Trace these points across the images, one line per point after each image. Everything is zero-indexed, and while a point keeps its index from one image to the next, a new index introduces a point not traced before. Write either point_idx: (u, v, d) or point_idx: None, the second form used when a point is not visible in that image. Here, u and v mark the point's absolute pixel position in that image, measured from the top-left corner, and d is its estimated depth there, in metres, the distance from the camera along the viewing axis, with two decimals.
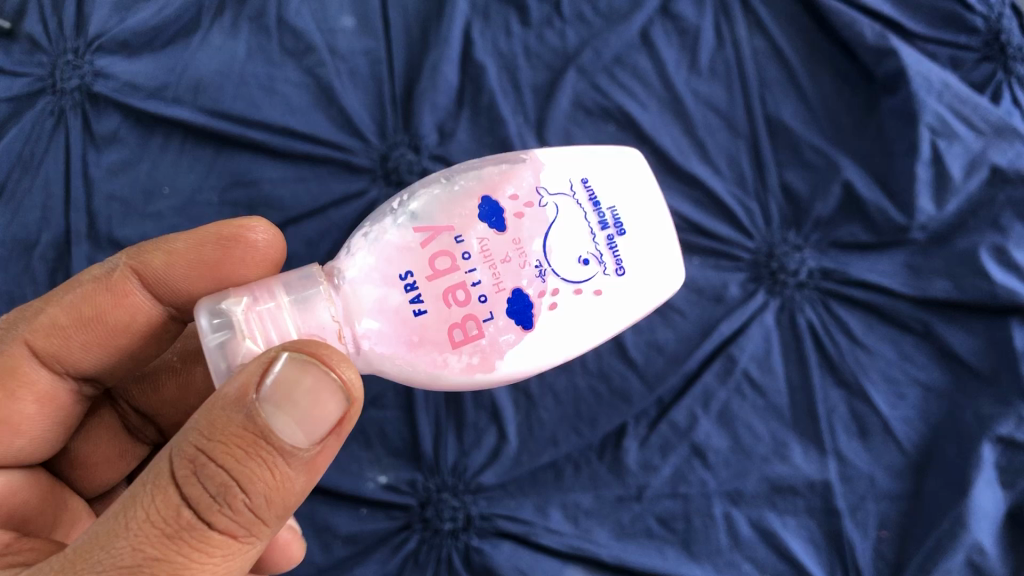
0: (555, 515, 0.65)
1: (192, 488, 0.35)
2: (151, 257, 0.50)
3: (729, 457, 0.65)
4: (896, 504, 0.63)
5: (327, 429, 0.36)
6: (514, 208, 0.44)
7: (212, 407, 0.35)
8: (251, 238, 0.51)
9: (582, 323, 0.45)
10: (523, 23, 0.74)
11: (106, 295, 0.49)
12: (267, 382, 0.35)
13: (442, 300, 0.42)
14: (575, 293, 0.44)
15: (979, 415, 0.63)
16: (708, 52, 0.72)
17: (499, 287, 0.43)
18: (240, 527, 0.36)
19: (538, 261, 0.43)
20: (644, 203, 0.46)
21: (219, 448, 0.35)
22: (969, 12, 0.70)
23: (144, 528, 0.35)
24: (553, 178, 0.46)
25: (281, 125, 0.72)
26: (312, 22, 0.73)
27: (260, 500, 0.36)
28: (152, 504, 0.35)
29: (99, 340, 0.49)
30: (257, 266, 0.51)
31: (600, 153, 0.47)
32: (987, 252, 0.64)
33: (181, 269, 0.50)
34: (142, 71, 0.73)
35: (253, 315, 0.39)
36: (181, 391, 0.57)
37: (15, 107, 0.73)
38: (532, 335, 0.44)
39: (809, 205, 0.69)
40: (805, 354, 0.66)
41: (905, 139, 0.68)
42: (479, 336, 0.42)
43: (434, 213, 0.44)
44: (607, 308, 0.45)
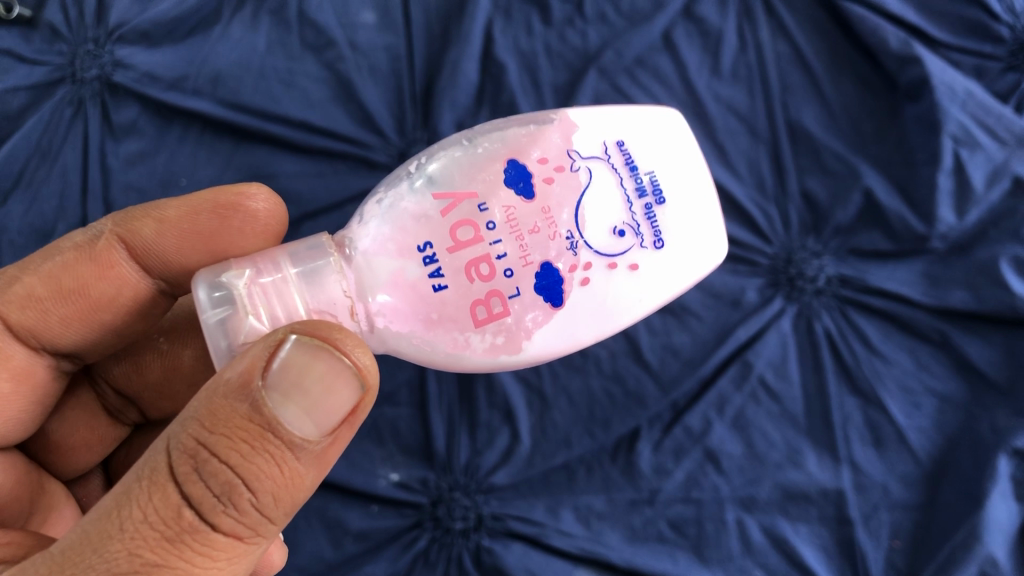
0: (567, 517, 0.64)
1: (194, 486, 0.34)
2: (140, 225, 0.49)
3: (742, 464, 0.65)
4: (910, 514, 0.63)
5: (339, 420, 0.36)
6: (543, 173, 0.43)
7: (212, 395, 0.35)
8: (250, 207, 0.51)
9: (616, 299, 0.43)
10: (545, 22, 0.73)
11: (89, 265, 0.48)
12: (274, 367, 0.35)
13: (467, 273, 0.40)
14: (609, 267, 0.42)
15: (995, 428, 0.62)
16: (730, 55, 0.72)
17: (526, 260, 0.41)
18: (246, 527, 0.36)
19: (570, 233, 0.42)
20: (684, 168, 0.44)
21: (223, 442, 0.34)
22: (995, 21, 0.69)
23: (141, 530, 0.34)
24: (585, 141, 0.44)
25: (301, 120, 0.72)
26: (333, 16, 0.73)
27: (267, 499, 0.35)
28: (151, 503, 0.34)
29: (79, 315, 0.48)
30: (256, 235, 0.51)
31: (638, 112, 0.45)
32: (1007, 264, 0.64)
33: (172, 237, 0.49)
34: (162, 62, 0.73)
35: (256, 288, 0.38)
36: (166, 374, 0.56)
37: (34, 96, 0.73)
38: (563, 312, 0.42)
39: (829, 212, 0.68)
40: (822, 362, 0.66)
41: (927, 148, 0.67)
42: (503, 314, 0.41)
43: (453, 178, 0.43)
44: (644, 284, 0.43)
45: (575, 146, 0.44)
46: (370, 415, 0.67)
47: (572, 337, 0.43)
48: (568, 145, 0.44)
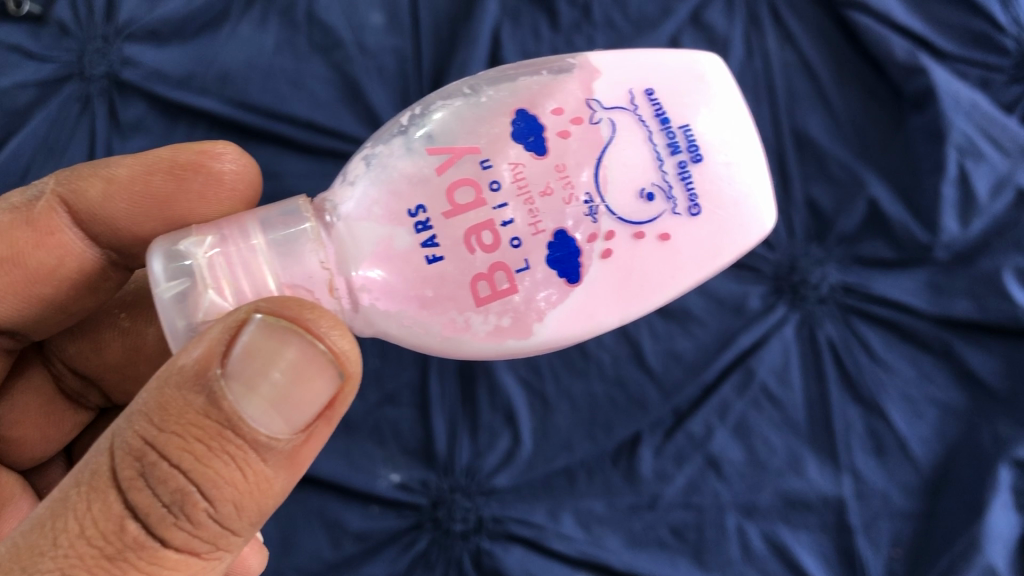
0: (567, 521, 0.64)
1: (140, 494, 0.33)
2: (87, 185, 0.47)
3: (744, 470, 0.65)
4: (911, 523, 0.63)
5: (312, 417, 0.34)
6: (558, 126, 0.39)
7: (162, 388, 0.33)
8: (214, 168, 0.49)
9: (645, 274, 0.40)
10: (553, 26, 0.74)
11: (26, 231, 0.46)
12: (235, 352, 0.33)
13: (465, 243, 0.37)
14: (636, 236, 0.39)
15: (997, 438, 0.62)
16: (737, 63, 0.72)
17: (537, 228, 0.38)
18: (202, 542, 0.34)
19: (588, 196, 0.38)
20: (726, 122, 0.40)
21: (172, 443, 0.32)
22: (1001, 33, 0.69)
23: (77, 547, 0.32)
24: (609, 91, 0.40)
25: (308, 120, 0.72)
26: (342, 17, 0.73)
27: (226, 509, 0.33)
28: (90, 514, 0.32)
29: (17, 287, 0.46)
30: (218, 202, 0.50)
31: (668, 60, 0.42)
32: (1010, 275, 0.64)
33: (123, 200, 0.47)
34: (171, 60, 0.73)
35: (216, 258, 0.36)
36: (127, 354, 0.55)
37: (41, 92, 0.73)
38: (580, 289, 0.39)
39: (833, 220, 0.69)
40: (824, 370, 0.66)
41: (931, 157, 0.67)
42: (510, 291, 0.38)
43: (454, 133, 0.39)
44: (677, 254, 0.40)
45: (596, 95, 0.40)
46: (371, 417, 0.68)
47: (591, 316, 0.40)
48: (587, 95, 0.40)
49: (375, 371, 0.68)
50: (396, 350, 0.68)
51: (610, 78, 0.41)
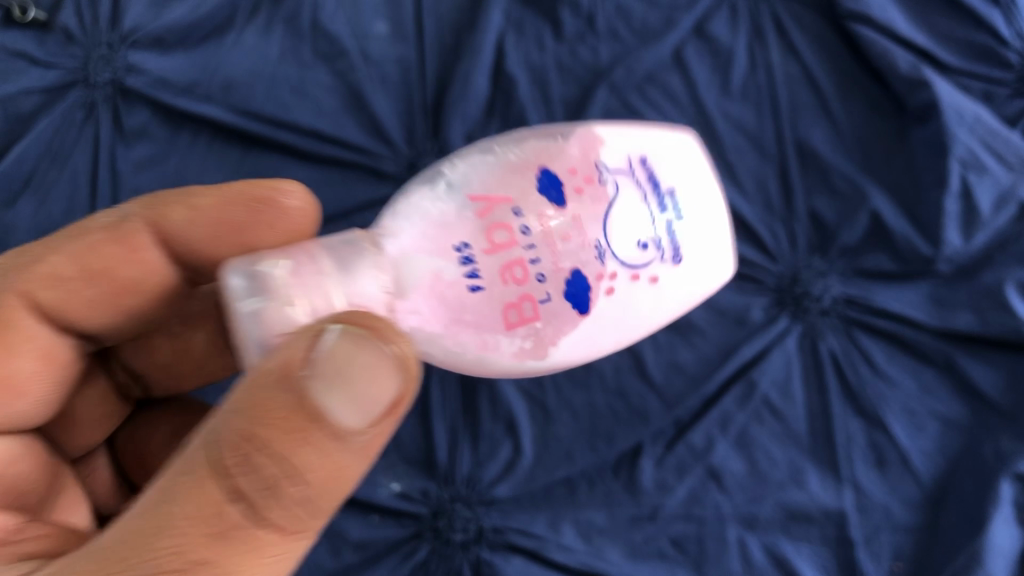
0: (568, 532, 0.64)
1: (237, 483, 0.33)
2: (169, 210, 0.47)
3: (745, 482, 0.64)
4: (912, 536, 0.63)
5: (388, 412, 0.34)
6: (573, 182, 0.42)
7: (251, 388, 0.33)
8: (283, 203, 0.48)
9: (632, 309, 0.44)
10: (556, 37, 0.74)
11: (113, 247, 0.46)
12: (316, 356, 0.33)
13: (501, 278, 0.39)
14: (631, 279, 0.43)
15: (999, 451, 0.62)
16: (741, 75, 0.72)
17: (559, 267, 0.40)
18: (293, 523, 0.34)
19: (598, 242, 0.41)
20: (699, 190, 0.45)
21: (264, 438, 0.32)
22: (1004, 47, 0.69)
23: (185, 529, 0.32)
24: (610, 155, 0.44)
25: (311, 128, 0.72)
26: (346, 27, 0.74)
27: (314, 495, 0.34)
28: (192, 502, 0.33)
29: (106, 299, 0.46)
30: (285, 234, 0.48)
31: (650, 133, 0.46)
32: (1012, 288, 0.64)
33: (201, 228, 0.48)
34: (176, 67, 0.73)
35: (293, 279, 0.35)
36: (176, 355, 0.55)
37: (46, 98, 0.74)
38: (587, 321, 0.42)
39: (835, 232, 0.69)
40: (826, 382, 0.66)
41: (934, 170, 0.67)
42: (534, 318, 0.40)
43: (483, 181, 0.42)
44: (659, 295, 0.44)
45: (602, 159, 0.43)
46: None
47: (588, 346, 0.44)
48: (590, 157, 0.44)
49: None
50: None
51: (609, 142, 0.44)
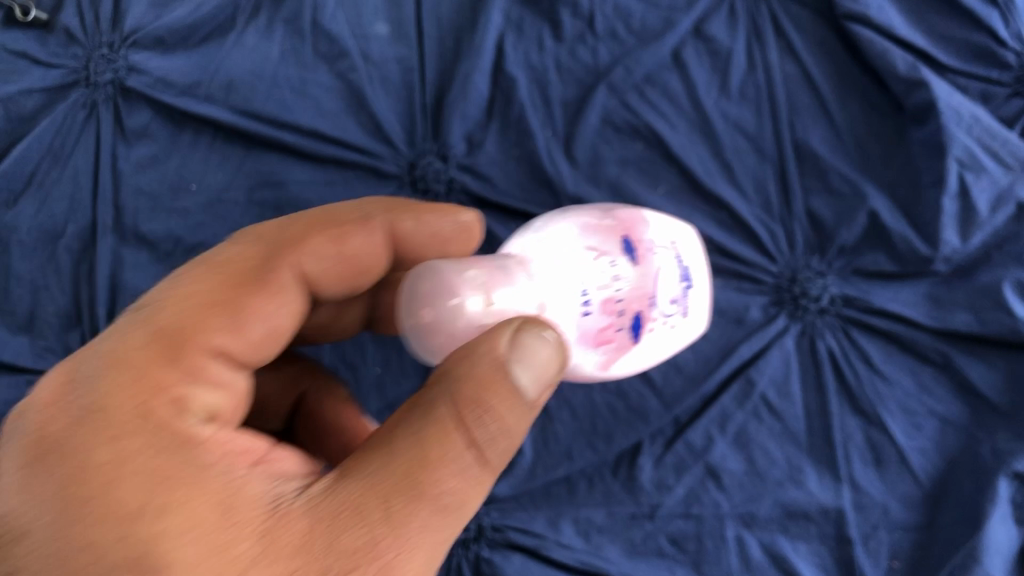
0: (568, 530, 0.64)
1: (467, 437, 0.39)
2: (400, 218, 0.52)
3: (743, 480, 0.65)
4: (909, 535, 0.63)
5: (554, 381, 0.41)
6: (642, 246, 0.54)
7: (468, 366, 0.39)
8: (466, 221, 0.54)
9: (660, 344, 0.56)
10: (555, 37, 0.74)
11: (358, 236, 0.50)
12: (513, 342, 0.40)
13: (603, 308, 0.50)
14: (667, 322, 0.55)
15: (996, 450, 0.63)
16: (739, 75, 0.73)
17: (633, 306, 0.51)
18: (495, 473, 0.40)
19: (653, 295, 0.53)
20: (696, 266, 0.58)
21: (482, 402, 0.39)
22: (1002, 47, 0.69)
23: (430, 473, 0.38)
24: (658, 233, 0.56)
25: (312, 128, 0.72)
26: (347, 27, 0.74)
27: (509, 449, 0.40)
28: (435, 450, 0.38)
29: (342, 273, 0.49)
30: (463, 247, 0.54)
31: (668, 222, 0.59)
32: (1009, 287, 0.65)
33: (418, 235, 0.52)
34: (176, 68, 0.74)
35: (483, 281, 0.43)
36: (331, 318, 0.56)
37: (48, 98, 0.74)
38: (636, 349, 0.53)
39: (833, 232, 0.69)
40: (824, 380, 0.66)
41: (932, 170, 0.68)
42: (612, 339, 0.51)
43: (582, 236, 0.52)
44: (675, 336, 0.57)
45: (653, 236, 0.56)
46: None
47: (625, 368, 0.55)
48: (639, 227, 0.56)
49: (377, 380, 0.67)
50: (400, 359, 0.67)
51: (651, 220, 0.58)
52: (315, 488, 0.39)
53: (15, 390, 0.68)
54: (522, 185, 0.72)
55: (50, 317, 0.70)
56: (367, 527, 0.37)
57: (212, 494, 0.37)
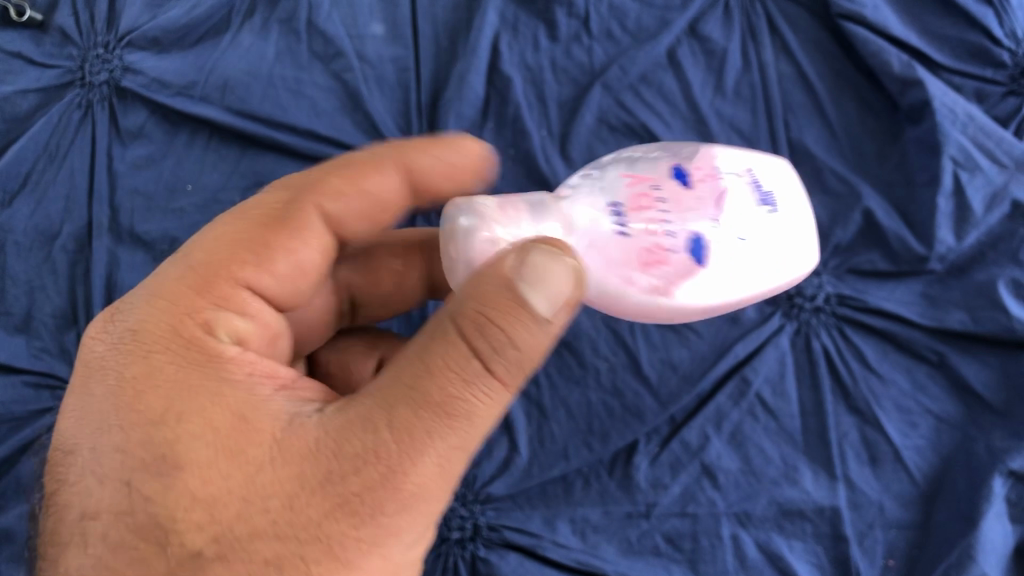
0: (564, 529, 0.64)
1: (476, 350, 0.39)
2: (409, 154, 0.50)
3: (739, 479, 0.65)
4: (905, 533, 0.63)
5: (575, 300, 0.40)
6: (702, 173, 0.49)
7: (482, 282, 0.39)
8: (469, 150, 0.52)
9: (744, 268, 0.48)
10: (551, 37, 0.74)
11: (370, 177, 0.50)
12: (525, 263, 0.38)
13: (645, 227, 0.46)
14: (739, 239, 0.48)
15: (991, 449, 0.63)
16: (734, 75, 0.73)
17: (683, 225, 0.47)
18: (508, 387, 0.40)
19: (711, 212, 0.47)
20: (794, 198, 0.51)
21: (490, 317, 0.38)
22: (997, 46, 0.70)
23: (439, 383, 0.39)
24: (733, 159, 0.51)
25: (308, 129, 0.72)
26: (342, 27, 0.74)
27: (522, 363, 0.39)
28: (443, 362, 0.39)
29: (366, 216, 0.50)
30: (479, 177, 0.52)
31: (761, 155, 0.54)
32: (1004, 285, 0.65)
33: (439, 174, 0.51)
34: (171, 68, 0.74)
35: (501, 209, 0.45)
36: (394, 285, 0.59)
37: (44, 98, 0.75)
38: (705, 271, 0.47)
39: (829, 231, 0.69)
40: (819, 379, 0.67)
41: (927, 169, 0.68)
42: (663, 260, 0.46)
43: (635, 169, 0.50)
44: (757, 261, 0.48)
45: (721, 161, 0.51)
46: None
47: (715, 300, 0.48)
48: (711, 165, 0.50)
49: None
50: None
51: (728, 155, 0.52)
52: (330, 408, 0.41)
53: (11, 391, 0.68)
54: (518, 184, 0.72)
55: (46, 318, 0.70)
56: (376, 436, 0.39)
57: (230, 408, 0.41)
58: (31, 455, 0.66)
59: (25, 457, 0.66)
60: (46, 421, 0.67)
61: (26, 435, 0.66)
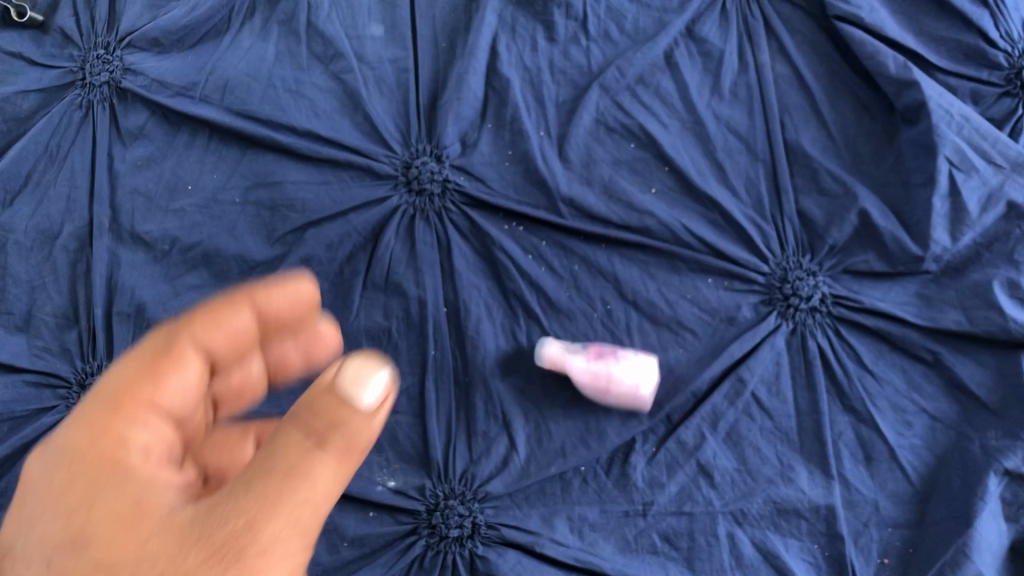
0: (561, 527, 0.65)
1: (297, 442, 0.37)
2: (264, 295, 0.45)
3: (735, 478, 0.65)
4: (900, 532, 0.64)
5: (388, 400, 0.39)
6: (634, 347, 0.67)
7: (313, 392, 0.39)
8: (294, 289, 0.46)
9: (593, 364, 0.65)
10: (549, 38, 0.75)
11: (228, 312, 0.44)
12: (344, 369, 0.38)
13: (590, 341, 0.67)
14: (612, 359, 0.65)
15: (986, 447, 0.63)
16: (731, 76, 0.73)
17: (614, 349, 0.66)
18: (326, 479, 0.38)
19: (616, 347, 0.67)
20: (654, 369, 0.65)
21: (313, 413, 0.38)
22: (992, 47, 0.70)
23: (262, 479, 0.37)
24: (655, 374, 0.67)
25: (307, 129, 0.72)
26: (341, 29, 0.75)
27: (340, 448, 0.38)
28: (274, 457, 0.37)
29: (215, 349, 0.43)
30: (301, 308, 0.47)
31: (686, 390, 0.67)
32: (999, 285, 0.66)
33: (258, 309, 0.44)
34: (172, 69, 0.75)
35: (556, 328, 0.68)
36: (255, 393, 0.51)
37: (44, 99, 0.75)
38: (583, 357, 0.65)
39: (824, 232, 0.70)
40: (816, 378, 0.67)
41: (922, 170, 0.68)
42: (587, 343, 0.67)
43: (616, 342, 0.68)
44: (601, 365, 0.64)
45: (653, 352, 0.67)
46: None
47: (573, 363, 0.65)
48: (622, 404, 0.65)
49: None
50: (395, 358, 0.68)
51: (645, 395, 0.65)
52: (177, 516, 0.37)
53: (11, 390, 0.69)
54: (516, 185, 0.72)
55: (46, 317, 0.70)
56: (204, 538, 0.36)
57: (116, 506, 0.37)
58: (31, 455, 0.66)
59: (23, 458, 0.66)
60: (46, 421, 0.67)
61: (26, 435, 0.67)
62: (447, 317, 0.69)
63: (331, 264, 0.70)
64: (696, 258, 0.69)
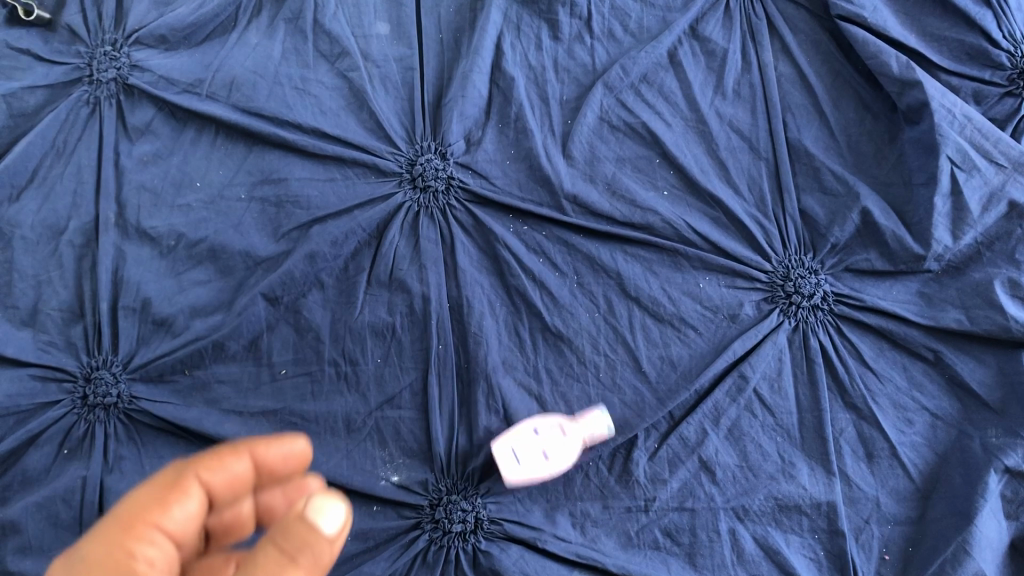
0: (563, 522, 0.64)
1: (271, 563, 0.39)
2: (260, 446, 0.48)
3: (736, 474, 0.65)
4: (900, 528, 0.64)
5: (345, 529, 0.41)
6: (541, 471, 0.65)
7: (287, 520, 0.40)
8: (290, 446, 0.49)
9: (554, 417, 0.65)
10: (553, 37, 0.75)
11: (227, 456, 0.46)
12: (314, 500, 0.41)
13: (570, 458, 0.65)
14: (556, 432, 0.64)
15: (986, 445, 0.64)
16: (734, 76, 0.74)
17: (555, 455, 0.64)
18: None
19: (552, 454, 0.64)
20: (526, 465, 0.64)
21: (284, 538, 0.40)
22: (995, 47, 0.71)
23: None
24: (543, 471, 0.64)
25: (313, 127, 0.73)
26: (347, 27, 0.76)
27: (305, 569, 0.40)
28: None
29: (210, 490, 0.45)
30: (292, 466, 0.50)
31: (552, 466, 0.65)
32: (1000, 285, 0.66)
33: (251, 461, 0.47)
34: (178, 67, 0.75)
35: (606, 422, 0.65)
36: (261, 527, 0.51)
37: (51, 95, 0.75)
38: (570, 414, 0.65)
39: (826, 231, 0.70)
40: (817, 375, 0.67)
41: (925, 169, 0.69)
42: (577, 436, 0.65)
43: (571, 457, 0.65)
44: (550, 418, 0.65)
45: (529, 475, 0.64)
46: (371, 419, 0.66)
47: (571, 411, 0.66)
48: (513, 441, 0.64)
49: (376, 374, 0.67)
50: (398, 352, 0.68)
51: (510, 471, 0.63)
52: None
53: (16, 385, 0.67)
54: (521, 182, 0.72)
55: (52, 312, 0.69)
56: None
57: None
58: (38, 448, 0.65)
59: (30, 451, 0.65)
60: (51, 415, 0.66)
61: (32, 429, 0.65)
62: (450, 312, 0.68)
63: (335, 261, 0.69)
64: (699, 256, 0.70)
